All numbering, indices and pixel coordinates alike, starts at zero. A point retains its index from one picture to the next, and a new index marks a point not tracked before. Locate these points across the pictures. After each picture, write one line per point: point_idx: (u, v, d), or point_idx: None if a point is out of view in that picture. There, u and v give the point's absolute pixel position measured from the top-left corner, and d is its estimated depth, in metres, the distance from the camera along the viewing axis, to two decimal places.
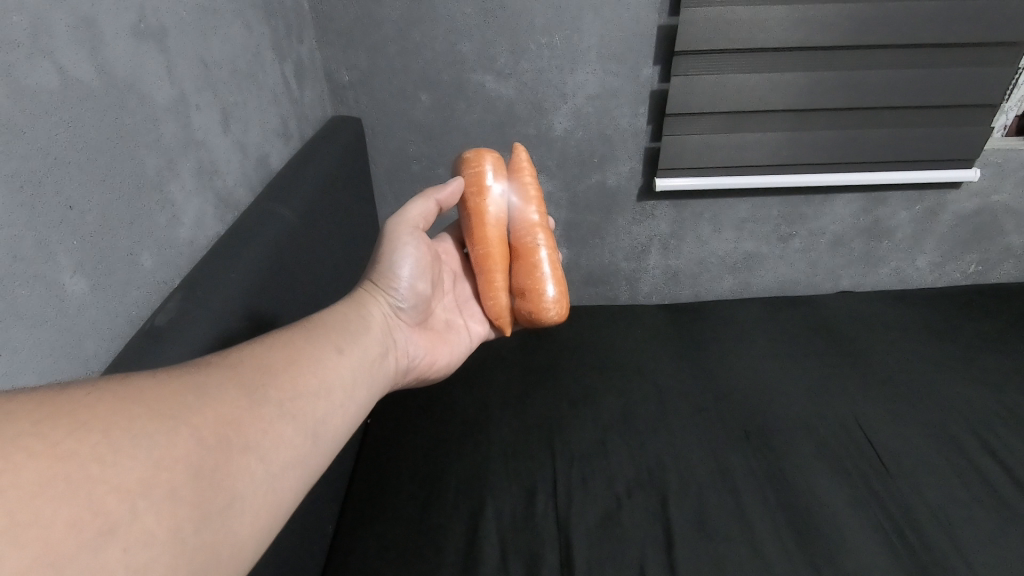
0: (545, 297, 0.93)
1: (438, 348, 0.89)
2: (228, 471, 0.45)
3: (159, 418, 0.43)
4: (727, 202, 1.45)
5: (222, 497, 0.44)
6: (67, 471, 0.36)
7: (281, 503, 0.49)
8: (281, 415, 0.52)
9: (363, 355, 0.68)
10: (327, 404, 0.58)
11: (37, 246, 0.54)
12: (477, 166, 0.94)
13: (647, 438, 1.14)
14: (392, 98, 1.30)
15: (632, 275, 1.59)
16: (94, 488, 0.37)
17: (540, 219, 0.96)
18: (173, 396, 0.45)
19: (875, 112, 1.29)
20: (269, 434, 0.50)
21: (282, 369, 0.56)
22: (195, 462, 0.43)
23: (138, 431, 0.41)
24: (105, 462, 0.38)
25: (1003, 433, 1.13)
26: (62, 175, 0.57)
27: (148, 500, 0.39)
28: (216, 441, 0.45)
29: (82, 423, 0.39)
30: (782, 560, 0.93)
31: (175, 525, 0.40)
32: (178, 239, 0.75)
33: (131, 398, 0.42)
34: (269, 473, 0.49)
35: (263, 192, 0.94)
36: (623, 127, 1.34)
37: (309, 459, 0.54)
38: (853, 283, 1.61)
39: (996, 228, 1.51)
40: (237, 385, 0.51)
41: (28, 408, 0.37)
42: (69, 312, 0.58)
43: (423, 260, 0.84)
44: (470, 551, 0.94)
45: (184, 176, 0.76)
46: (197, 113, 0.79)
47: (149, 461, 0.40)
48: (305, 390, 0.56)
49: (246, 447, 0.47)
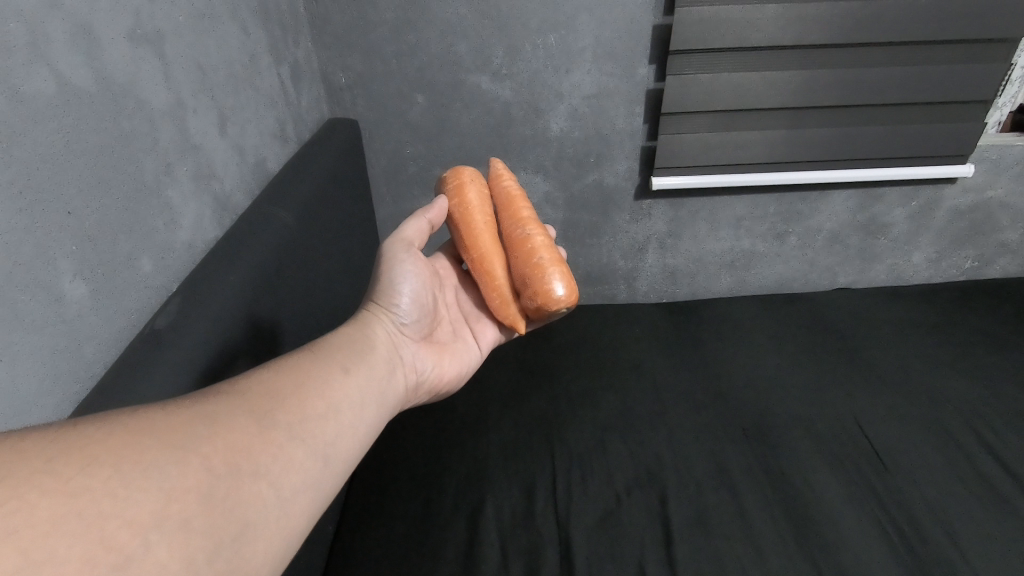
0: (545, 278, 0.88)
1: (444, 361, 0.89)
2: (240, 498, 0.45)
3: (170, 448, 0.43)
4: (724, 201, 1.45)
5: (234, 525, 0.44)
6: (79, 507, 0.37)
7: (292, 527, 0.49)
8: (291, 439, 0.52)
9: (370, 372, 0.68)
10: (336, 424, 0.58)
11: (37, 253, 0.54)
12: (455, 180, 0.98)
13: (646, 436, 1.15)
14: (389, 99, 1.30)
15: (630, 274, 1.60)
16: (107, 523, 0.37)
17: (528, 212, 0.95)
18: (183, 426, 0.45)
19: (869, 110, 1.30)
20: (279, 458, 0.50)
21: (290, 393, 0.56)
22: (206, 491, 0.43)
23: (149, 464, 0.41)
24: (117, 496, 0.38)
25: (1000, 428, 1.13)
26: (60, 182, 0.57)
27: (160, 532, 0.39)
28: (227, 469, 0.46)
29: (95, 458, 0.39)
30: (782, 558, 0.93)
31: (189, 555, 0.40)
32: (176, 242, 0.75)
33: (141, 429, 0.43)
34: (281, 497, 0.49)
35: (260, 194, 0.94)
36: (619, 127, 1.34)
37: (320, 481, 0.54)
38: (849, 280, 1.62)
39: (992, 224, 1.52)
40: (246, 411, 0.51)
41: (41, 445, 0.38)
42: (70, 318, 0.58)
43: (424, 276, 0.84)
44: (470, 552, 0.94)
45: (182, 181, 0.76)
46: (194, 118, 0.79)
47: (161, 493, 0.40)
48: (314, 412, 0.57)
49: (257, 472, 0.48)
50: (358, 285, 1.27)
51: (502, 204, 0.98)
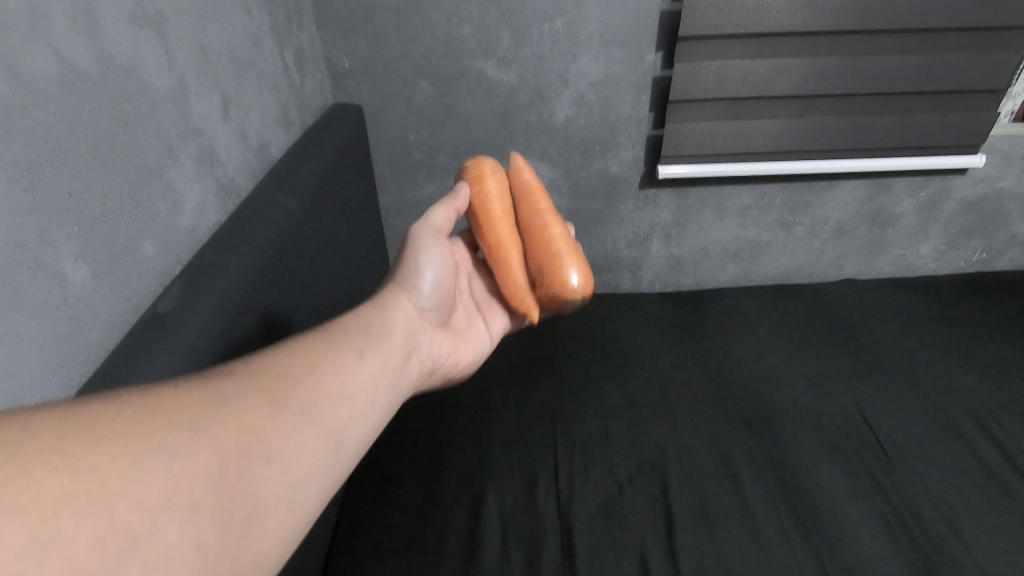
0: (569, 279, 0.90)
1: (459, 348, 0.89)
2: (250, 480, 0.45)
3: (179, 429, 0.43)
4: (730, 190, 1.44)
5: (244, 507, 0.44)
6: (88, 487, 0.36)
7: (303, 510, 0.50)
8: (303, 422, 0.52)
9: (386, 358, 0.68)
10: (349, 409, 0.58)
11: (38, 235, 0.54)
12: (477, 168, 0.95)
13: (649, 426, 1.15)
14: (393, 85, 1.29)
15: (634, 263, 1.59)
16: (116, 503, 0.37)
17: (547, 205, 0.96)
18: (196, 407, 0.45)
19: (880, 99, 1.28)
20: (291, 441, 0.50)
21: (304, 375, 0.56)
22: (216, 472, 0.43)
23: (159, 444, 0.41)
24: (126, 476, 0.38)
25: (1007, 421, 1.13)
26: (61, 164, 0.57)
27: (169, 514, 0.39)
28: (239, 451, 0.46)
29: (104, 438, 0.39)
30: (784, 549, 0.93)
31: (198, 537, 0.40)
32: (179, 226, 0.75)
33: (152, 409, 0.43)
34: (292, 481, 0.49)
35: (263, 180, 0.93)
36: (625, 115, 1.33)
37: (330, 465, 0.54)
38: (856, 271, 1.61)
39: (1002, 215, 1.50)
40: (259, 393, 0.51)
41: (50, 423, 0.38)
42: (72, 300, 0.58)
43: (445, 261, 0.84)
44: (472, 539, 0.95)
45: (185, 164, 0.76)
46: (196, 101, 0.79)
47: (171, 474, 0.40)
48: (328, 395, 0.57)
49: (269, 456, 0.48)
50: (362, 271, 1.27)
51: (522, 196, 0.98)
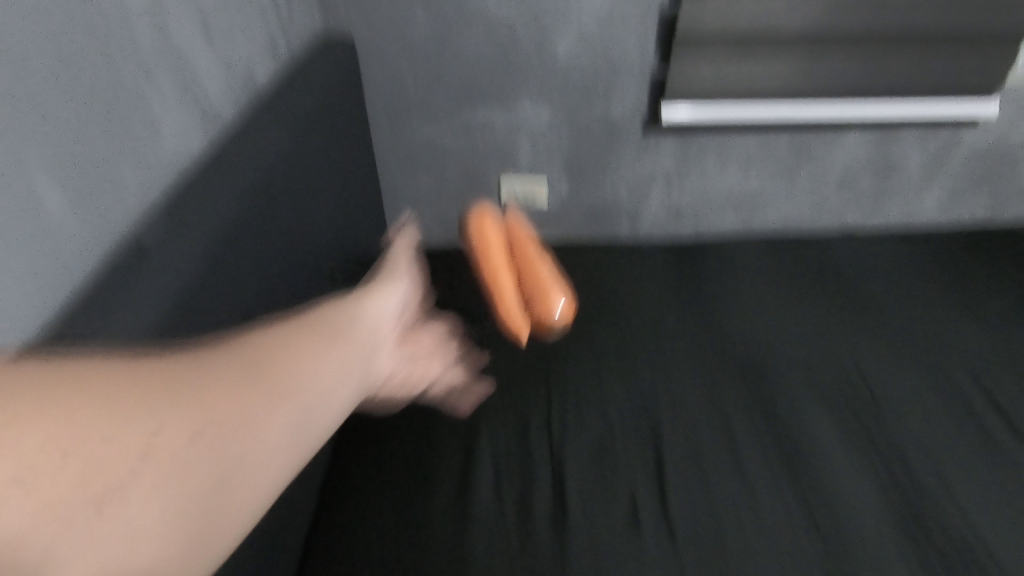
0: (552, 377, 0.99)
1: (427, 356, 0.85)
2: (242, 433, 0.43)
3: (164, 381, 0.41)
4: (735, 135, 1.42)
5: (230, 462, 0.42)
6: (62, 435, 0.35)
7: (294, 472, 0.47)
8: (301, 376, 0.49)
9: (383, 327, 0.64)
10: (348, 369, 0.55)
11: (9, 149, 0.51)
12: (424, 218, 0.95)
13: (643, 373, 1.15)
14: (389, 15, 1.25)
15: (634, 211, 1.55)
16: (93, 449, 0.36)
17: None
18: (186, 359, 0.43)
19: (894, 40, 1.23)
20: (289, 394, 0.47)
21: (301, 334, 0.53)
22: (200, 430, 0.41)
23: (143, 395, 0.39)
24: (104, 424, 0.37)
25: (999, 374, 1.14)
26: (27, 75, 0.53)
27: (149, 464, 0.37)
28: (230, 403, 0.43)
29: (87, 384, 0.38)
30: (772, 492, 0.95)
31: (176, 490, 0.38)
32: (162, 155, 0.71)
33: (139, 359, 0.41)
34: (288, 437, 0.46)
35: (249, 111, 0.89)
36: (629, 53, 1.29)
37: (326, 429, 0.51)
38: (858, 222, 1.59)
39: (1009, 166, 1.48)
40: (254, 349, 0.48)
41: (33, 369, 0.37)
42: (49, 223, 0.55)
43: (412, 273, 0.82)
44: (466, 478, 0.97)
45: (164, 90, 0.72)
46: (174, 22, 0.75)
47: (152, 424, 0.38)
48: (326, 353, 0.53)
49: (264, 409, 0.45)
50: (354, 213, 1.25)
51: None
